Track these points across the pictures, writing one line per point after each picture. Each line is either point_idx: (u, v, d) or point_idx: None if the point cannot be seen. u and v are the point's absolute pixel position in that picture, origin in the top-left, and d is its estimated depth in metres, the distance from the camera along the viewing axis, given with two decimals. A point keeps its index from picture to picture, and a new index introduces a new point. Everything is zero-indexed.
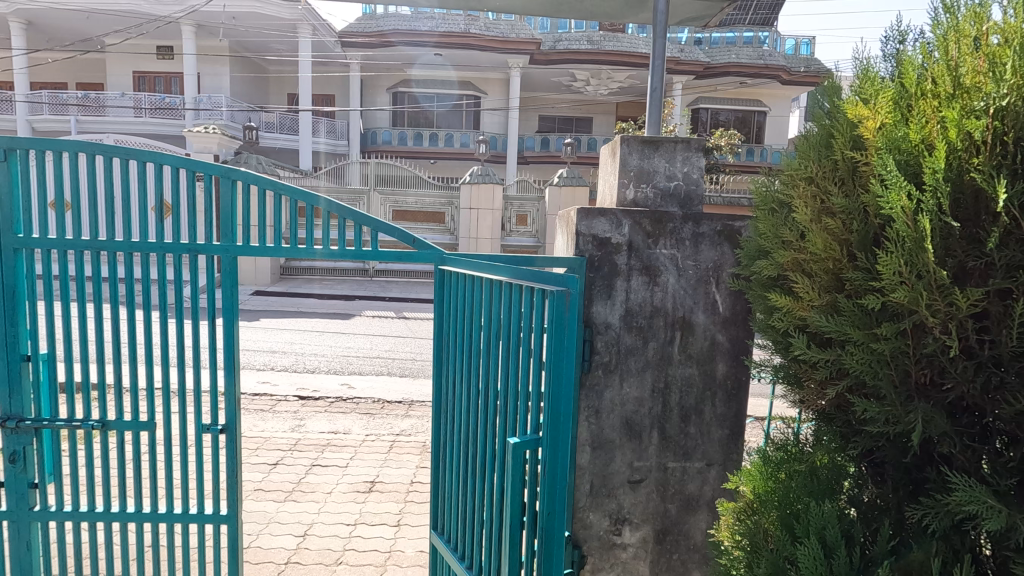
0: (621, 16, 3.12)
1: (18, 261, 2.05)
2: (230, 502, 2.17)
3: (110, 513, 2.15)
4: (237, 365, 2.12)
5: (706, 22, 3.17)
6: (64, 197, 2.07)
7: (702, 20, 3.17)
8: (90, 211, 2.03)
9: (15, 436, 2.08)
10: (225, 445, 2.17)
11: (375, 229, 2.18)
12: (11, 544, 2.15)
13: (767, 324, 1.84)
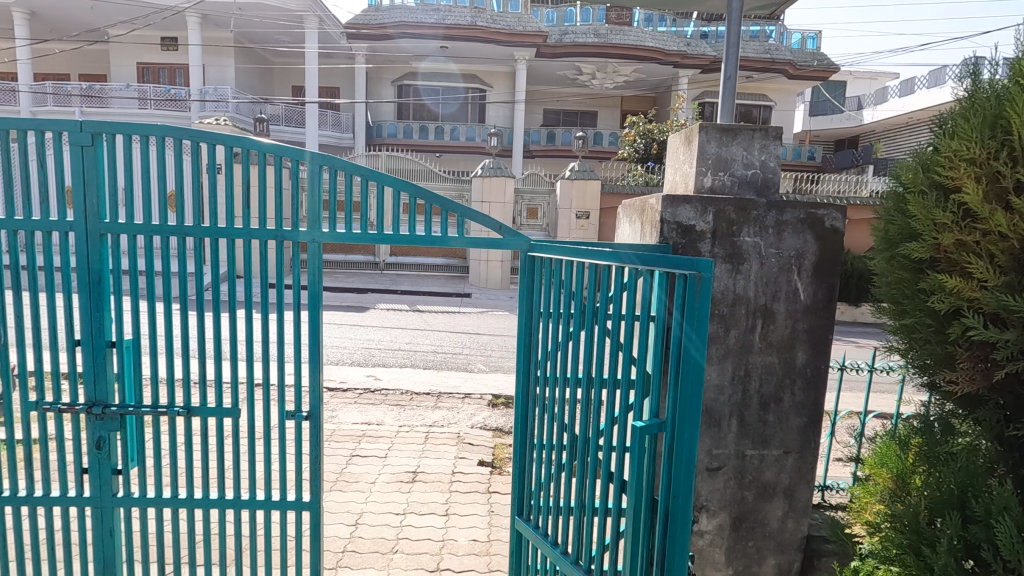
0: None
1: (104, 248, 2.04)
2: (313, 490, 2.17)
3: (193, 500, 2.16)
4: (321, 352, 2.11)
5: None
6: (146, 184, 2.03)
7: None
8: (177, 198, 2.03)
9: (101, 423, 2.09)
10: (309, 433, 2.17)
11: (461, 215, 2.18)
12: (94, 531, 2.16)
13: (915, 309, 1.90)
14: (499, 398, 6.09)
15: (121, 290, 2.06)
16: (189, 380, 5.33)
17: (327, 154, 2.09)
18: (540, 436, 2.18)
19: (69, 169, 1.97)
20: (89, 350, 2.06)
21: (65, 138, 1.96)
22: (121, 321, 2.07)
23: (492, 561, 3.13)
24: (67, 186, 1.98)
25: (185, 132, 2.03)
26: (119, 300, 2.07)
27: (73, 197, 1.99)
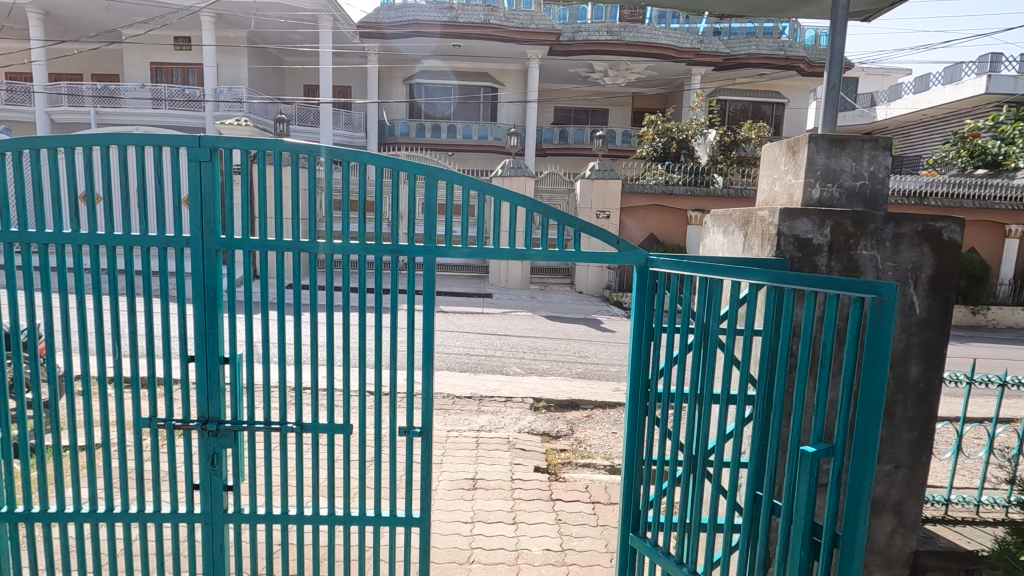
0: (778, 7, 2.90)
1: (217, 262, 2.02)
2: (423, 504, 2.17)
3: (304, 515, 2.15)
4: (433, 367, 2.09)
5: (870, 17, 2.89)
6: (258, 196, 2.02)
7: (865, 15, 2.88)
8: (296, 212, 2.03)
9: (215, 439, 2.08)
10: (419, 447, 2.17)
11: (576, 230, 2.20)
12: (203, 546, 2.15)
13: None
14: (540, 402, 6.09)
15: (233, 305, 2.05)
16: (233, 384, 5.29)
17: (446, 168, 2.09)
18: (646, 451, 2.16)
19: (191, 183, 1.99)
20: (202, 365, 2.05)
21: (186, 152, 1.96)
22: (233, 335, 2.06)
23: (570, 571, 3.13)
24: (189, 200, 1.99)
25: (301, 147, 2.05)
26: (230, 313, 2.06)
27: (194, 212, 1.99)
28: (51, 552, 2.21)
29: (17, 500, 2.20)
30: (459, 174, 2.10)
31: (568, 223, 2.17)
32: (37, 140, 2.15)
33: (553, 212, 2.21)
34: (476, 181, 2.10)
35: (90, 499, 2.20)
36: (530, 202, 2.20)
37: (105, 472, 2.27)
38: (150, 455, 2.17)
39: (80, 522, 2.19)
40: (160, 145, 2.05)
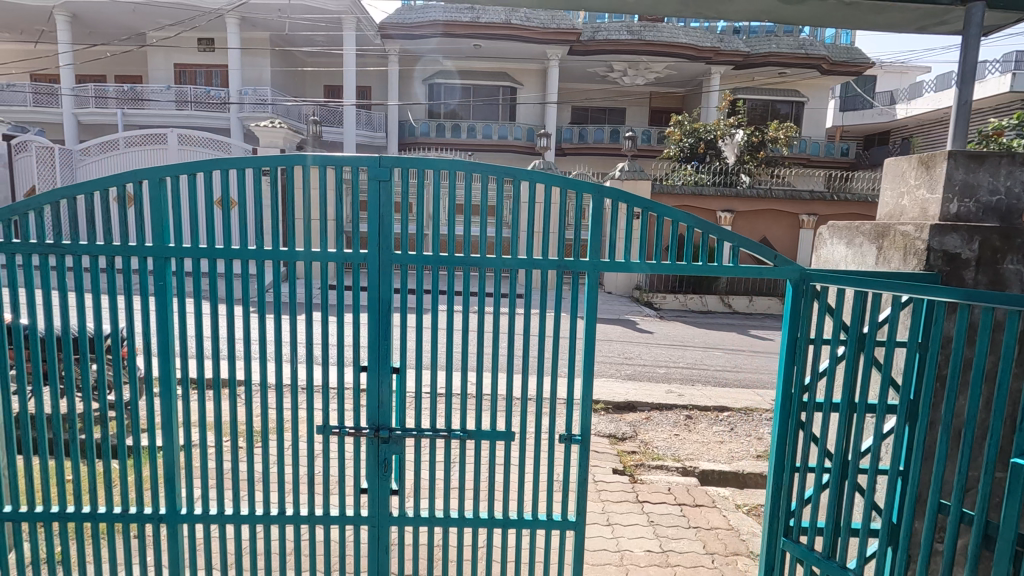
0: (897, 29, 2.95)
1: (388, 277, 2.10)
2: (579, 509, 2.24)
3: (465, 517, 2.26)
4: (593, 377, 2.17)
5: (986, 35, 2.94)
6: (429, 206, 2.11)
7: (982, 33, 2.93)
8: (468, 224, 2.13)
9: (386, 446, 2.16)
10: (575, 454, 2.24)
11: (734, 244, 2.32)
12: (370, 547, 2.24)
13: None
14: (598, 404, 6.17)
15: (397, 309, 2.13)
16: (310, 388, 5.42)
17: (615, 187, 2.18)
18: (789, 455, 2.24)
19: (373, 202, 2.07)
20: (374, 374, 2.14)
21: (367, 173, 2.06)
22: (404, 344, 2.16)
23: (677, 572, 3.22)
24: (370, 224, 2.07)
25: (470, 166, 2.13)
26: (397, 317, 2.14)
27: (375, 228, 2.07)
28: (213, 553, 2.26)
29: (180, 504, 2.22)
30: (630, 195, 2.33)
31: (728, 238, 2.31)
32: (181, 165, 2.07)
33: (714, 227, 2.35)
34: (640, 199, 2.30)
35: (252, 503, 2.26)
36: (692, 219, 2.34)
37: (264, 473, 2.35)
38: (317, 459, 2.26)
39: (241, 524, 2.24)
40: (336, 164, 2.10)
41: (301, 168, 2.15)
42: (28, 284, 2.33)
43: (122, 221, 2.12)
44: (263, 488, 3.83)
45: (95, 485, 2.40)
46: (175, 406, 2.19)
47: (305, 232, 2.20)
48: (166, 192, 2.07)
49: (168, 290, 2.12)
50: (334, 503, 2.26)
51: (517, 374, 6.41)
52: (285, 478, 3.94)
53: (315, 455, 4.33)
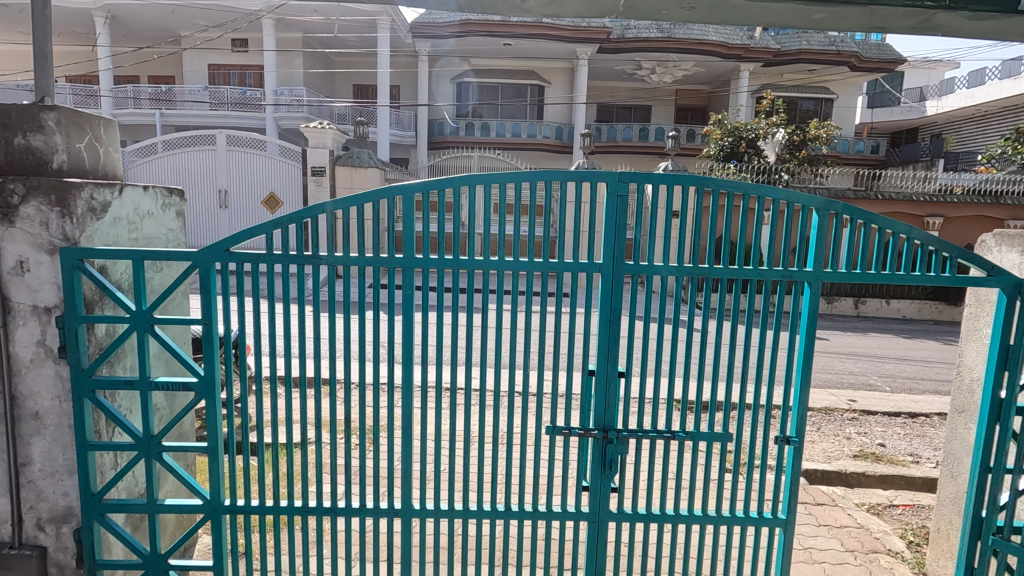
0: None
1: (621, 287, 2.21)
2: (789, 506, 2.34)
3: (677, 514, 2.36)
4: (806, 383, 2.28)
5: None
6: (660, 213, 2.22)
7: None
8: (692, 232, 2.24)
9: (613, 446, 2.29)
10: (787, 457, 2.33)
11: (951, 255, 2.32)
12: (589, 542, 2.36)
13: None
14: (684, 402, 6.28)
15: (607, 310, 2.22)
16: (437, 386, 5.44)
17: (837, 201, 2.22)
18: (995, 459, 2.32)
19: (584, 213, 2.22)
20: (602, 378, 2.26)
21: (606, 189, 2.18)
22: (629, 352, 2.28)
23: (827, 569, 3.32)
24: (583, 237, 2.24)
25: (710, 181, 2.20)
26: (624, 323, 2.23)
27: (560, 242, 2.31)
28: (440, 546, 2.41)
29: (415, 499, 2.36)
30: (856, 209, 2.26)
31: (944, 249, 2.32)
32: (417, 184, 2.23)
33: (932, 239, 2.31)
34: (865, 212, 2.25)
35: (472, 498, 2.37)
36: (912, 229, 2.31)
37: (482, 474, 2.36)
38: (536, 458, 2.36)
39: (464, 519, 2.36)
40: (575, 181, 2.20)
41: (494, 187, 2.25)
42: (223, 292, 2.22)
43: (375, 233, 2.27)
44: (413, 482, 3.82)
45: (307, 481, 2.37)
46: (413, 408, 2.29)
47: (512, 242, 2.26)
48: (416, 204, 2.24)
49: (410, 303, 2.25)
50: (553, 499, 2.37)
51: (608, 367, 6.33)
52: (454, 467, 3.92)
53: (470, 443, 4.29)
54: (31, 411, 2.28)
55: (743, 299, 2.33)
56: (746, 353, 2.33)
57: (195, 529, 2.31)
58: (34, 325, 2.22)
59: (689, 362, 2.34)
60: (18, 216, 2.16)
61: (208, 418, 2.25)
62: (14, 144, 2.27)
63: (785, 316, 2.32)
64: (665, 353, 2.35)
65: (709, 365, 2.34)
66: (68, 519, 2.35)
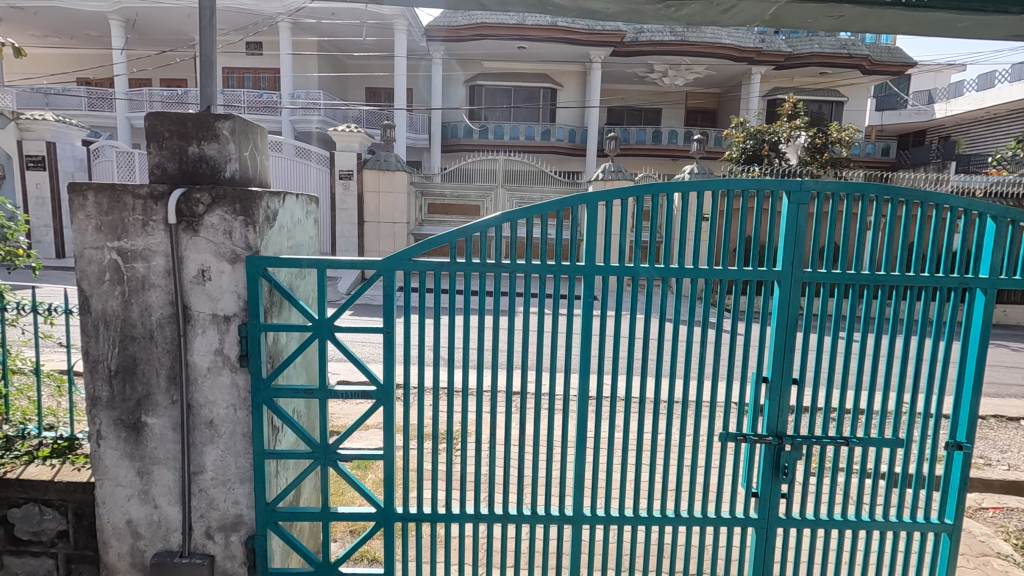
0: None
1: (799, 295, 2.22)
2: (956, 513, 2.34)
3: (846, 521, 2.34)
4: (976, 392, 2.28)
5: None
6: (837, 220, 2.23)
7: None
8: (869, 238, 2.23)
9: (788, 453, 2.29)
10: (955, 462, 2.33)
11: None
12: (758, 548, 2.36)
13: None
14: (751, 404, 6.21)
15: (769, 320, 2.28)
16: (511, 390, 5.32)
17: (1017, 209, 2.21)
18: None
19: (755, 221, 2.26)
20: (775, 385, 2.28)
21: (788, 198, 2.20)
22: (805, 361, 2.27)
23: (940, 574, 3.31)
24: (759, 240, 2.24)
25: (890, 190, 2.20)
26: (801, 335, 2.25)
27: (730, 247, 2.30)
28: (608, 559, 2.35)
29: (586, 506, 2.34)
30: None
31: None
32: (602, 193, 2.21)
33: None
34: None
35: (641, 505, 2.35)
36: None
37: (652, 480, 2.33)
38: (707, 467, 2.33)
39: (636, 527, 2.34)
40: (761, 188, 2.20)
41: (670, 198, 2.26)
42: (403, 305, 2.21)
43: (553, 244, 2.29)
44: (507, 488, 3.72)
45: (477, 491, 2.33)
46: (589, 419, 2.29)
47: (690, 251, 2.25)
48: (606, 216, 2.22)
49: (586, 315, 2.28)
50: (723, 507, 2.36)
51: (656, 376, 6.05)
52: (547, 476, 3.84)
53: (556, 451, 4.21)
54: (206, 419, 2.28)
55: (918, 307, 2.25)
56: (921, 366, 2.27)
57: (367, 537, 2.30)
58: (213, 333, 2.23)
59: (864, 372, 2.29)
60: (202, 225, 2.16)
61: (387, 424, 2.26)
62: (189, 153, 2.28)
63: (957, 327, 2.28)
64: (846, 366, 2.29)
65: (887, 376, 2.29)
66: (237, 528, 2.34)
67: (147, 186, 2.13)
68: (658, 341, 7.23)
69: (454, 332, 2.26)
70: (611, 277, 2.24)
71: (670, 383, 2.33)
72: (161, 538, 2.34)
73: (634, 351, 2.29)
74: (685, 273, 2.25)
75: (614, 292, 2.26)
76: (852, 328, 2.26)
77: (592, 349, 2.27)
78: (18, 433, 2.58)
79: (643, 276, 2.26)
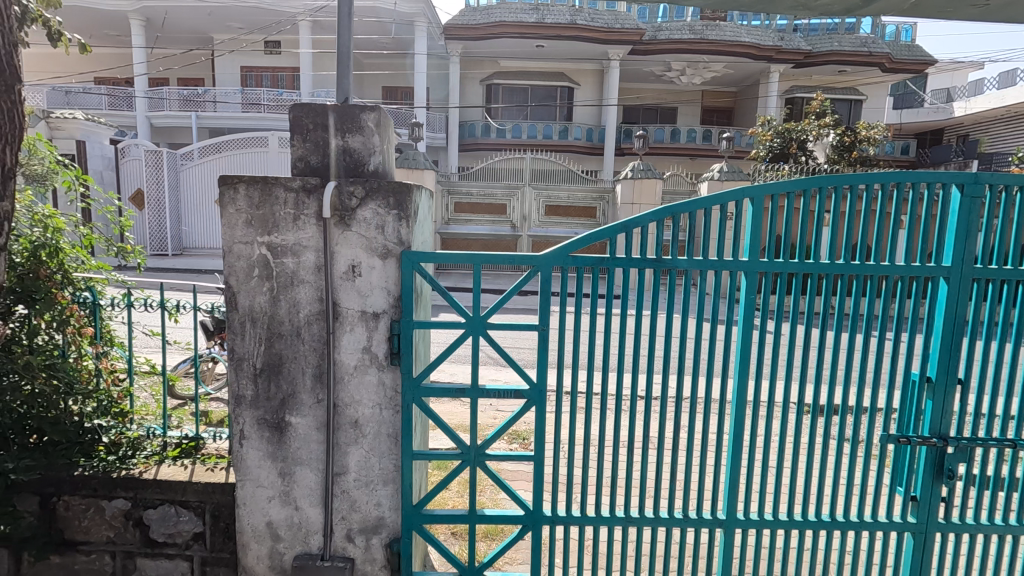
0: None
1: (968, 292, 2.16)
2: None
3: (1010, 525, 2.26)
4: None
5: None
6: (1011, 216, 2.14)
7: None
8: None
9: (951, 456, 2.22)
10: None
11: None
12: (913, 553, 2.29)
13: None
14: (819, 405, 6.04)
15: (826, 322, 2.20)
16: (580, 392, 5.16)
17: None
18: None
19: (798, 222, 2.16)
20: (939, 387, 2.21)
21: (960, 191, 2.13)
22: (971, 362, 2.19)
23: None
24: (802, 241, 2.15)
25: None
26: (969, 335, 2.17)
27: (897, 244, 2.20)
28: (761, 561, 2.30)
29: (739, 509, 2.26)
30: None
31: None
32: (700, 200, 2.10)
33: None
34: None
35: (795, 508, 2.27)
36: None
37: (810, 478, 2.26)
38: (867, 469, 2.26)
39: (791, 530, 2.26)
40: (897, 183, 2.17)
41: (746, 203, 2.18)
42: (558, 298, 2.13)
43: (715, 239, 2.19)
44: (603, 491, 3.58)
45: (626, 493, 2.24)
46: (745, 423, 2.21)
47: (856, 246, 2.16)
48: (773, 211, 2.13)
49: (747, 315, 2.20)
50: (879, 510, 2.29)
51: (697, 374, 5.78)
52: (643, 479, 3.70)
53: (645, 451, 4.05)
54: (351, 418, 2.22)
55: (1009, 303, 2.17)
56: None
57: (513, 541, 2.25)
58: (361, 330, 2.16)
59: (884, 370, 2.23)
60: (354, 219, 2.10)
61: (539, 424, 2.19)
62: (333, 145, 2.21)
63: None
64: (879, 364, 2.22)
65: None
66: (379, 530, 2.28)
67: (300, 179, 2.07)
68: (689, 341, 6.99)
69: (606, 328, 2.18)
70: (774, 274, 2.16)
71: (829, 383, 2.24)
72: (301, 541, 2.28)
73: (795, 353, 2.20)
74: (850, 270, 2.16)
75: (777, 291, 2.17)
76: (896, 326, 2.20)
77: (753, 349, 2.19)
78: (145, 432, 2.53)
79: (808, 272, 2.16)
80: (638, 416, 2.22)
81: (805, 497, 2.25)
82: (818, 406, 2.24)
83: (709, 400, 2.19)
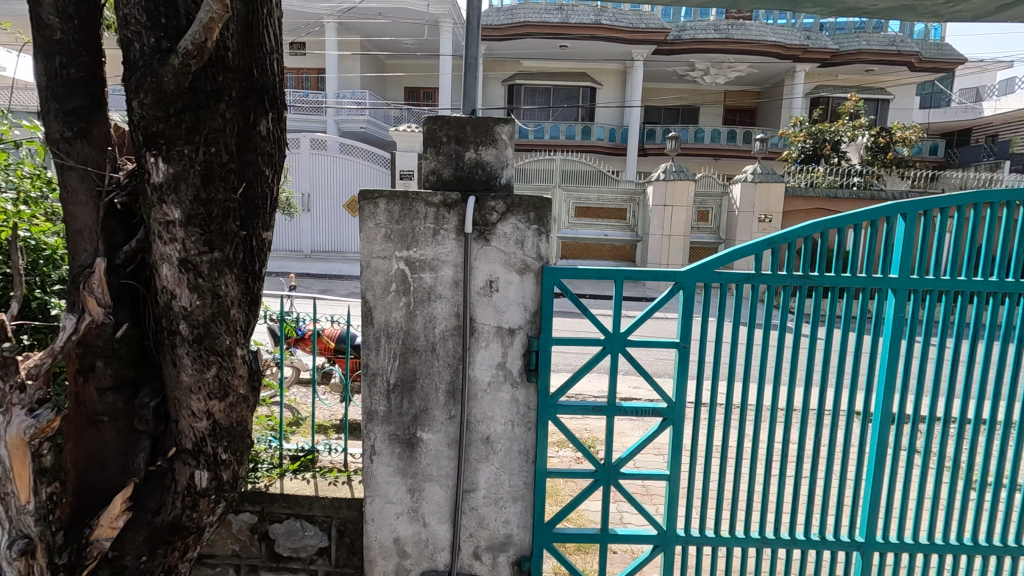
0: None
1: None
2: None
3: None
4: None
5: None
6: None
7: None
8: None
9: None
10: None
11: None
12: None
13: None
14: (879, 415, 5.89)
15: (926, 331, 2.16)
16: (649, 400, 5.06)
17: None
18: None
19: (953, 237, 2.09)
20: None
21: None
22: None
23: None
24: (914, 252, 2.08)
25: None
26: None
27: None
28: None
29: (877, 531, 2.19)
30: None
31: None
32: (852, 215, 2.05)
33: None
34: None
35: (936, 529, 2.20)
36: None
37: (950, 498, 2.19)
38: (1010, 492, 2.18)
39: (929, 553, 2.19)
40: None
41: (893, 219, 2.13)
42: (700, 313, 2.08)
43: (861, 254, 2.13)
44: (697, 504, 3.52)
45: (767, 512, 2.17)
46: (888, 440, 2.16)
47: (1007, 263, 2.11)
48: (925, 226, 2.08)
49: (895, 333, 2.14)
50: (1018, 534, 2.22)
51: (759, 382, 5.74)
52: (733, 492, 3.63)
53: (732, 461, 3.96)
54: (482, 435, 2.19)
55: None
56: None
57: (645, 561, 2.20)
58: (496, 346, 2.13)
59: (971, 381, 2.18)
60: (494, 234, 2.07)
61: (675, 443, 2.15)
62: (466, 158, 2.18)
63: None
64: (971, 376, 2.18)
65: None
66: (505, 548, 2.25)
67: (440, 194, 2.05)
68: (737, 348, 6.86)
69: (750, 346, 2.12)
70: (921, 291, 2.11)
71: (971, 401, 2.19)
72: (428, 557, 2.25)
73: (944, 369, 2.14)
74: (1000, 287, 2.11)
75: (924, 307, 2.12)
76: (993, 335, 2.16)
77: (899, 366, 2.14)
78: (265, 444, 2.57)
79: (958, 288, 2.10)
80: (779, 425, 2.15)
81: (945, 519, 2.18)
82: (935, 420, 2.18)
83: (853, 412, 2.14)
